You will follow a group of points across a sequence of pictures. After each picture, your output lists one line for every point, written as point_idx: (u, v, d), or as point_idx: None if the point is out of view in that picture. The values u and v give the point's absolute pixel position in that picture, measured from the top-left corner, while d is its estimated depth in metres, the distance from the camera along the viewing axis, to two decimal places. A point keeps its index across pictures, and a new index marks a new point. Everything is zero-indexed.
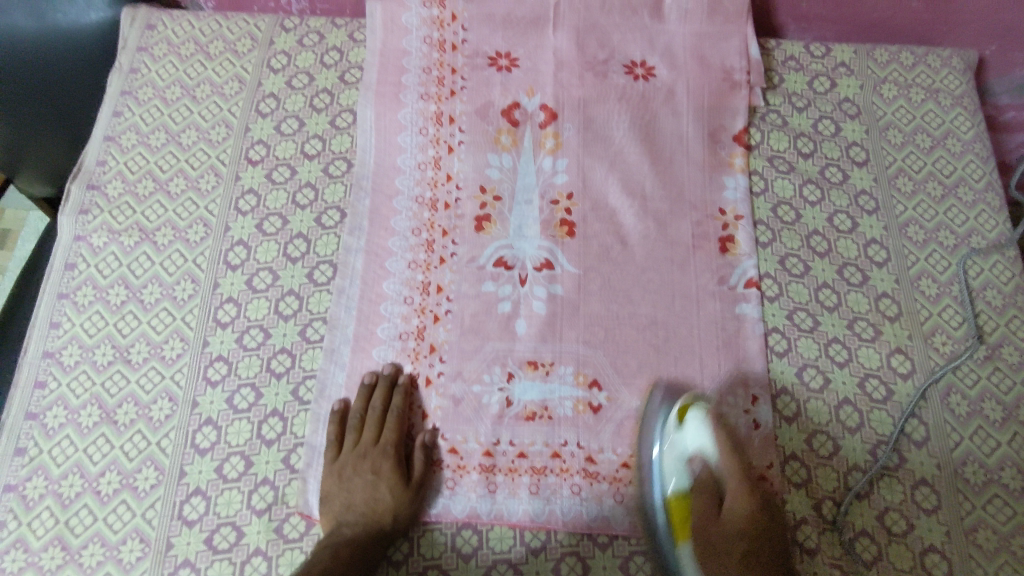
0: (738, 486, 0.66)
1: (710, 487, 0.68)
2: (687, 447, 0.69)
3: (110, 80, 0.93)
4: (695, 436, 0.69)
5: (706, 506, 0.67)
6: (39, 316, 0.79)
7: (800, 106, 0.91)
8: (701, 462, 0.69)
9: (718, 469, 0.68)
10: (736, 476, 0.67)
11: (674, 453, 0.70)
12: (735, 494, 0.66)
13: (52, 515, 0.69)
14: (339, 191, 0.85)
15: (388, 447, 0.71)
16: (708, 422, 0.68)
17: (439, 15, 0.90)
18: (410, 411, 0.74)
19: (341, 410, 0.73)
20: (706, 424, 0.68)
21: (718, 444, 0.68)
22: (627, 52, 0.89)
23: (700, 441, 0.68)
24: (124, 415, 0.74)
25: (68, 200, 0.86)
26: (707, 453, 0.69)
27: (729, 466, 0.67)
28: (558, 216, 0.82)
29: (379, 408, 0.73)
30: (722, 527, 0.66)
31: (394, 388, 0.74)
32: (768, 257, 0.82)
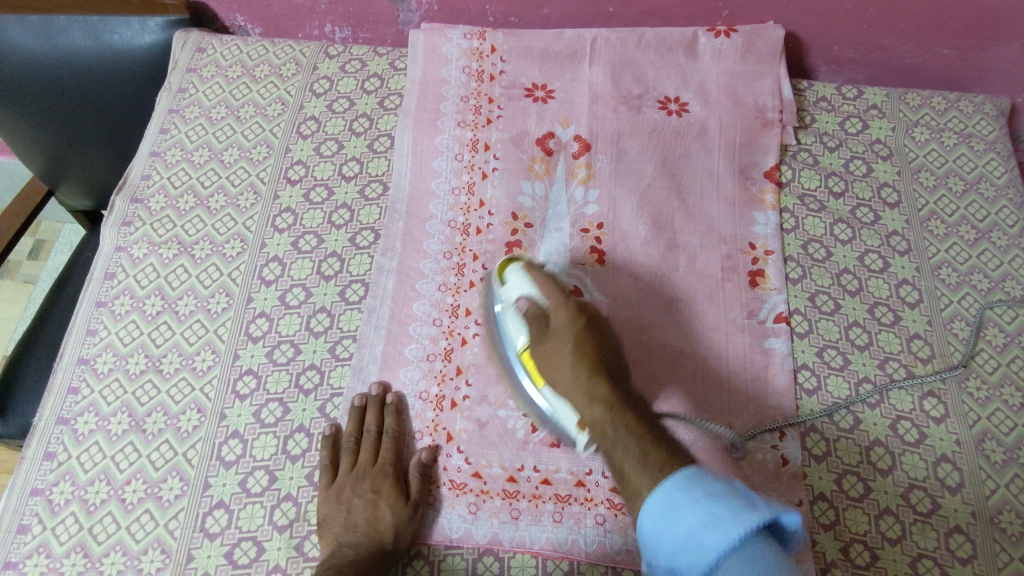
0: (567, 318, 0.65)
1: (544, 342, 0.65)
2: (513, 297, 0.70)
3: (158, 100, 0.96)
4: (514, 281, 0.70)
5: (549, 368, 0.64)
6: (78, 322, 0.81)
7: (832, 146, 0.92)
8: (530, 307, 0.67)
9: (553, 320, 0.66)
10: (563, 314, 0.65)
11: (510, 306, 0.70)
12: (566, 334, 0.64)
13: (76, 521, 0.70)
14: (374, 213, 0.87)
15: (386, 466, 0.71)
16: (526, 273, 0.69)
17: (480, 46, 0.93)
18: (406, 433, 0.74)
19: (332, 435, 0.73)
20: (525, 276, 0.69)
21: (542, 287, 0.67)
22: (662, 89, 0.91)
23: (523, 287, 0.69)
24: (153, 424, 0.74)
25: (112, 213, 0.88)
26: (532, 295, 0.68)
27: (557, 303, 0.66)
28: (588, 244, 0.83)
29: (373, 429, 0.73)
30: (562, 376, 0.63)
31: (385, 409, 0.74)
32: (798, 293, 0.82)
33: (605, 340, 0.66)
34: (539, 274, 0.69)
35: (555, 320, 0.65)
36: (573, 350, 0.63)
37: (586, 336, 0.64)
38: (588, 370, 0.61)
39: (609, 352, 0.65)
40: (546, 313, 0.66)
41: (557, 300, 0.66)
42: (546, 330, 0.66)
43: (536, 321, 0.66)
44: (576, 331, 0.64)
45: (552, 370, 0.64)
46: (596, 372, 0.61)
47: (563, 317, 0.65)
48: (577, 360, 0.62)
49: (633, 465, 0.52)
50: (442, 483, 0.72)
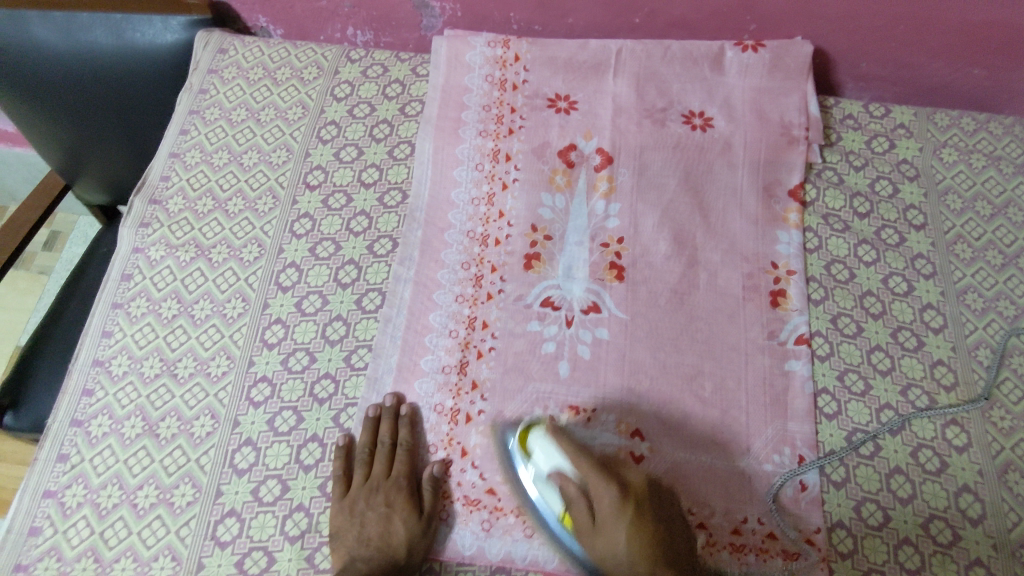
0: (612, 504, 0.62)
1: (586, 534, 0.62)
2: (541, 470, 0.67)
3: (178, 100, 0.96)
4: (542, 453, 0.67)
5: (590, 529, 0.62)
6: (94, 323, 0.81)
7: (858, 165, 0.90)
8: (562, 480, 0.65)
9: (593, 498, 0.63)
10: (608, 492, 0.62)
11: (534, 471, 0.68)
12: (606, 498, 0.62)
13: (88, 525, 0.70)
14: (392, 221, 0.86)
15: (400, 479, 0.71)
16: (544, 439, 0.67)
17: (503, 55, 0.92)
18: (420, 446, 0.73)
19: (346, 446, 0.73)
20: (545, 446, 0.67)
21: (572, 459, 0.65)
22: (686, 103, 0.90)
23: (548, 460, 0.66)
24: (166, 429, 0.74)
25: (130, 213, 0.88)
26: (560, 466, 0.65)
27: (580, 462, 0.64)
28: (608, 259, 0.82)
29: (388, 442, 0.72)
30: (608, 549, 0.61)
31: (400, 421, 0.74)
32: (820, 314, 0.81)
33: (652, 498, 0.64)
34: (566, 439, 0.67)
35: (594, 498, 0.63)
36: (617, 513, 0.61)
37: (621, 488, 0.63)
38: (637, 531, 0.60)
39: (656, 505, 0.64)
40: (578, 504, 0.64)
41: (579, 456, 0.64)
42: (586, 512, 0.63)
43: (574, 502, 0.64)
44: (614, 485, 0.62)
45: (594, 537, 0.62)
46: (650, 546, 0.60)
47: (591, 469, 0.63)
48: (627, 524, 0.61)
49: None
50: (454, 498, 0.71)
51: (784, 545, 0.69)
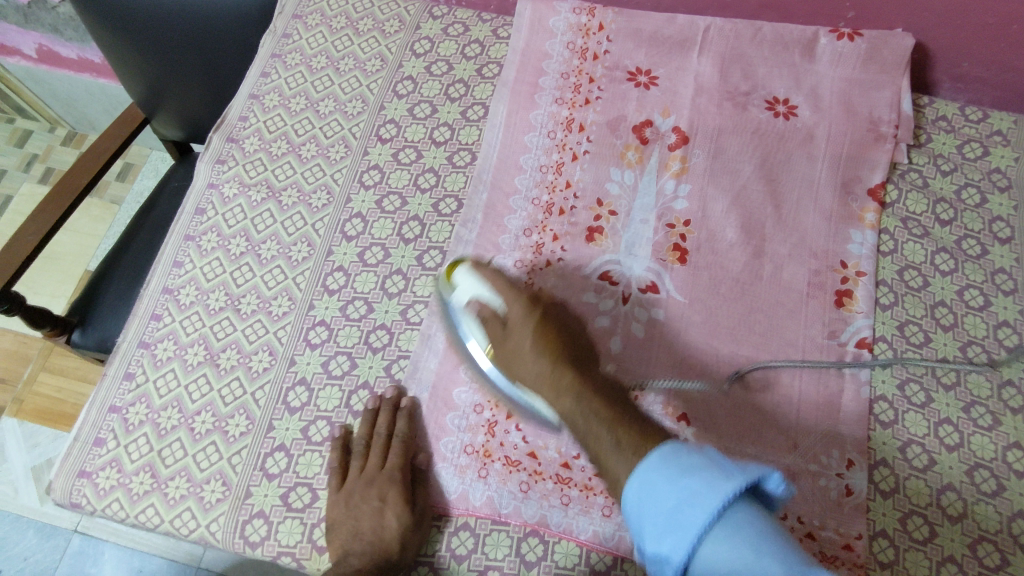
0: (521, 312, 0.64)
1: (506, 338, 0.64)
2: (467, 297, 0.70)
3: (263, 41, 0.98)
4: (465, 286, 0.70)
5: (510, 359, 0.64)
6: (166, 253, 0.84)
7: (946, 170, 0.86)
8: (481, 306, 0.68)
9: (506, 313, 0.66)
10: (516, 308, 0.64)
11: (467, 314, 0.70)
12: (523, 326, 0.63)
13: (147, 442, 0.73)
14: (459, 181, 0.87)
15: (394, 472, 0.69)
16: (472, 270, 0.70)
17: (587, 24, 0.92)
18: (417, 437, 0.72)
19: (343, 437, 0.72)
20: (472, 275, 0.70)
21: (489, 284, 0.68)
22: (771, 88, 0.87)
23: (472, 288, 0.69)
24: (226, 360, 0.77)
25: (208, 149, 0.91)
26: (483, 297, 0.68)
27: (510, 299, 0.66)
28: (672, 241, 0.80)
29: (384, 433, 0.71)
30: (525, 367, 0.62)
31: (397, 413, 0.72)
32: (886, 319, 0.78)
33: (559, 312, 0.66)
34: (485, 270, 0.70)
35: (510, 319, 0.65)
36: (534, 340, 0.62)
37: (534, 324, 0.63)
38: (550, 349, 0.61)
39: (558, 321, 0.64)
40: (501, 321, 0.66)
41: (508, 297, 0.66)
42: (504, 332, 0.65)
43: (490, 319, 0.66)
44: (529, 318, 0.63)
45: (512, 363, 0.64)
46: (552, 344, 0.61)
47: (510, 293, 0.66)
48: (536, 348, 0.61)
49: (608, 451, 0.51)
50: (495, 458, 0.69)
51: (823, 547, 0.67)
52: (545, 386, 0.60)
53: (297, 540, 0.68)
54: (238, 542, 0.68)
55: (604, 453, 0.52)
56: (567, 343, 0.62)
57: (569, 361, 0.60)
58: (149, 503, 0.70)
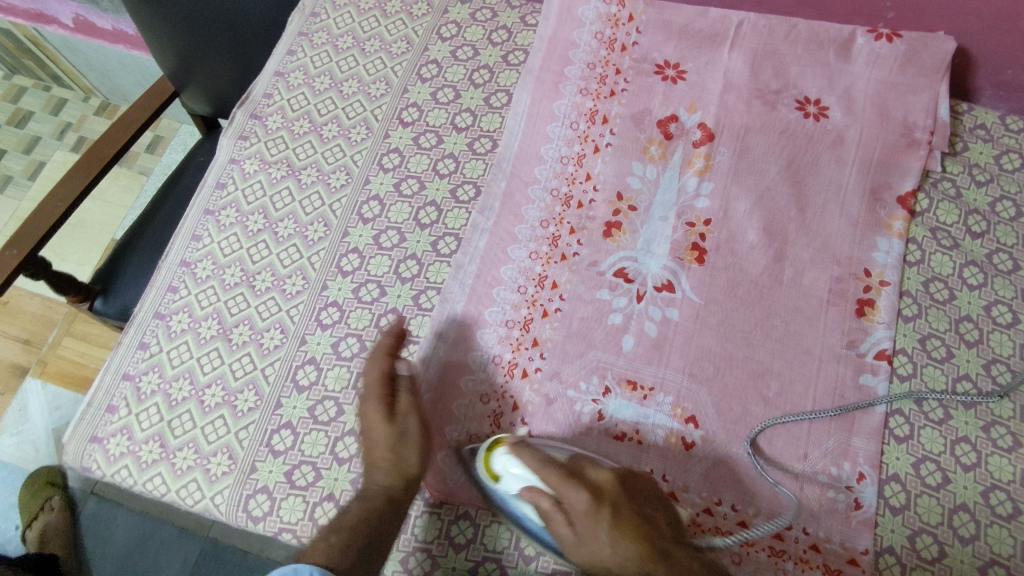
0: (587, 510, 0.60)
1: (577, 537, 0.60)
2: (509, 485, 0.63)
3: (290, 19, 0.98)
4: (508, 472, 0.63)
5: (587, 554, 0.60)
6: (186, 226, 0.85)
7: (981, 180, 0.83)
8: (533, 496, 0.61)
9: (570, 513, 0.60)
10: (584, 500, 0.60)
11: (504, 492, 0.64)
12: (595, 522, 0.60)
13: (158, 412, 0.74)
14: (478, 168, 0.86)
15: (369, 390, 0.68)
16: (516, 456, 0.63)
17: (617, 13, 0.90)
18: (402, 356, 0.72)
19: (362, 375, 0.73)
20: (515, 460, 0.63)
21: (540, 476, 0.61)
22: (803, 88, 0.85)
23: (519, 477, 0.63)
24: (239, 335, 0.77)
25: (232, 125, 0.91)
26: (533, 485, 0.62)
27: (567, 490, 0.60)
28: (690, 240, 0.79)
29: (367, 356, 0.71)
30: (611, 565, 0.60)
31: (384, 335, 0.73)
32: (908, 332, 0.76)
33: (627, 494, 0.62)
34: (530, 458, 0.62)
35: (572, 507, 0.60)
36: (612, 530, 0.59)
37: (605, 509, 0.60)
38: (636, 542, 0.59)
39: (633, 505, 0.61)
40: (552, 512, 0.61)
41: (562, 479, 0.61)
42: (570, 524, 0.60)
43: (550, 516, 0.61)
44: (596, 508, 0.60)
45: (586, 553, 0.60)
46: (633, 534, 0.60)
47: (575, 493, 0.60)
48: (616, 530, 0.60)
49: None
50: None
51: (825, 559, 0.65)
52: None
53: (298, 517, 0.68)
54: (241, 516, 0.69)
55: None
56: (640, 516, 0.61)
57: (655, 547, 0.59)
58: (157, 472, 0.71)
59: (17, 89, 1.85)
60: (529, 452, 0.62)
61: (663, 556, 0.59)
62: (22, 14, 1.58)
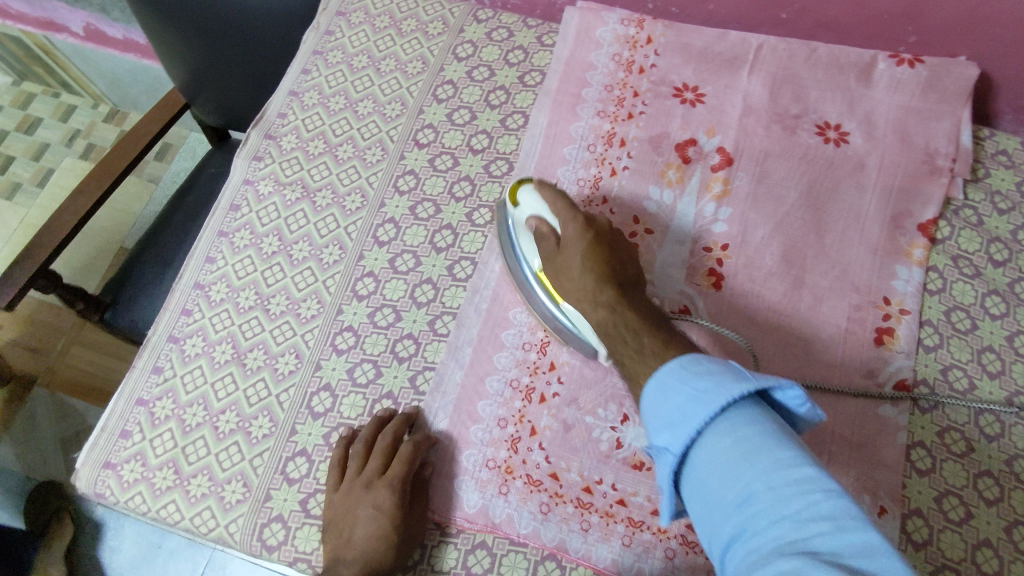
0: (576, 231, 0.68)
1: (558, 255, 0.68)
2: (526, 214, 0.73)
3: (306, 38, 0.98)
4: (527, 202, 0.73)
5: (558, 275, 0.68)
6: (200, 248, 0.84)
7: (1003, 208, 0.82)
8: (539, 223, 0.71)
9: (561, 232, 0.69)
10: (573, 224, 0.68)
11: (520, 226, 0.74)
12: (576, 244, 0.67)
13: (172, 438, 0.74)
14: (495, 191, 0.85)
15: (393, 481, 0.66)
16: (538, 190, 0.73)
17: (635, 35, 0.90)
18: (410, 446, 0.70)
19: (348, 437, 0.71)
20: (537, 196, 0.72)
21: (551, 206, 0.71)
22: (823, 113, 0.84)
23: (534, 207, 0.72)
24: (253, 360, 0.77)
25: (246, 144, 0.91)
26: (540, 215, 0.71)
27: (566, 217, 0.69)
28: (708, 265, 0.78)
29: (388, 441, 0.69)
30: (569, 286, 0.66)
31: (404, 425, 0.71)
32: (930, 362, 0.75)
33: (614, 240, 0.69)
34: (548, 191, 0.72)
35: (564, 236, 0.69)
36: (588, 252, 0.66)
37: (590, 238, 0.67)
38: (599, 266, 0.65)
39: (613, 246, 0.68)
40: (551, 235, 0.70)
41: (566, 211, 0.69)
42: (556, 248, 0.69)
43: (544, 239, 0.70)
44: (580, 236, 0.67)
45: (557, 277, 0.68)
46: (600, 273, 0.64)
47: (574, 219, 0.68)
48: (588, 258, 0.65)
49: (636, 355, 0.55)
50: (517, 476, 0.68)
51: None
52: (584, 288, 0.64)
53: (313, 547, 0.68)
54: (255, 544, 0.68)
55: (630, 359, 0.56)
56: (613, 262, 0.66)
57: (621, 285, 0.64)
58: (170, 499, 0.71)
59: (26, 95, 1.85)
60: (551, 186, 0.72)
61: (616, 287, 0.63)
62: (32, 22, 1.57)
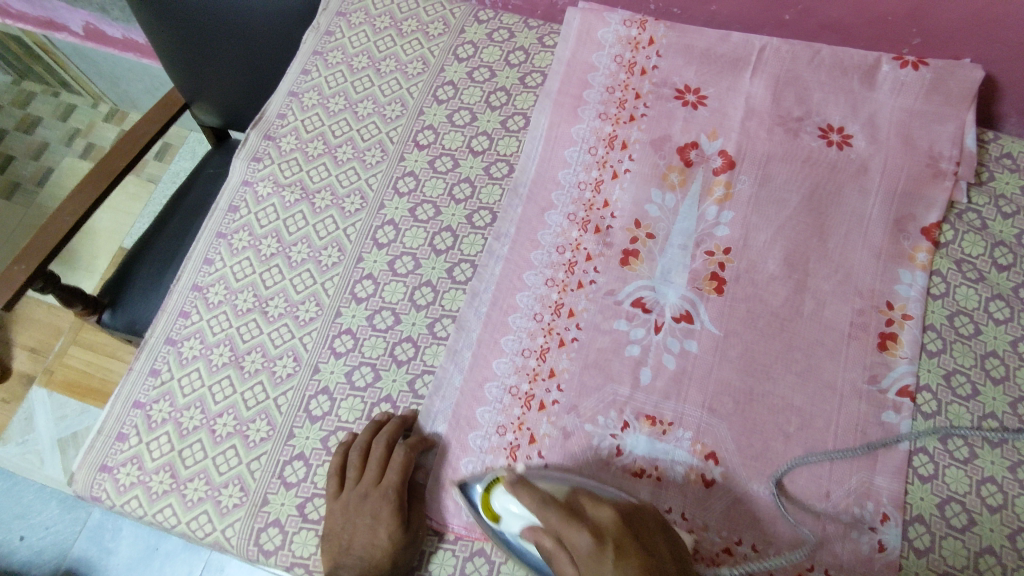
0: (588, 548, 0.54)
1: (584, 571, 0.53)
2: (512, 519, 0.61)
3: (306, 38, 0.97)
4: (507, 509, 0.61)
5: None
6: (197, 250, 0.84)
7: (1008, 212, 0.82)
8: (535, 534, 0.58)
9: (554, 531, 0.57)
10: (579, 532, 0.55)
11: (507, 515, 0.62)
12: (598, 568, 0.52)
13: (169, 441, 0.73)
14: (495, 193, 0.85)
15: (389, 490, 0.66)
16: (507, 488, 0.61)
17: (637, 37, 0.89)
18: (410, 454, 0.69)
19: (347, 443, 0.70)
20: (512, 495, 0.60)
21: (539, 512, 0.58)
22: (826, 116, 0.83)
23: (523, 513, 0.60)
24: (251, 362, 0.76)
25: (245, 146, 0.90)
26: (533, 523, 0.59)
27: (570, 530, 0.55)
28: (710, 269, 0.77)
29: (384, 450, 0.68)
30: None
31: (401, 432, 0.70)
32: (932, 367, 0.74)
33: (631, 531, 0.56)
34: (523, 489, 0.60)
35: (572, 545, 0.55)
36: (619, 563, 0.52)
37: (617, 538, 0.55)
38: None
39: (638, 542, 0.55)
40: (560, 558, 0.56)
41: (563, 517, 0.56)
42: (570, 560, 0.55)
43: (552, 557, 0.56)
44: (602, 535, 0.55)
45: None
46: None
47: (581, 534, 0.55)
48: (625, 567, 0.52)
49: None
50: None
51: None
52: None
53: (311, 552, 0.67)
54: (252, 550, 0.68)
55: None
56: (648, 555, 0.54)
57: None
58: (167, 503, 0.70)
59: (25, 94, 1.84)
60: (529, 485, 0.60)
61: None
62: (31, 21, 1.57)
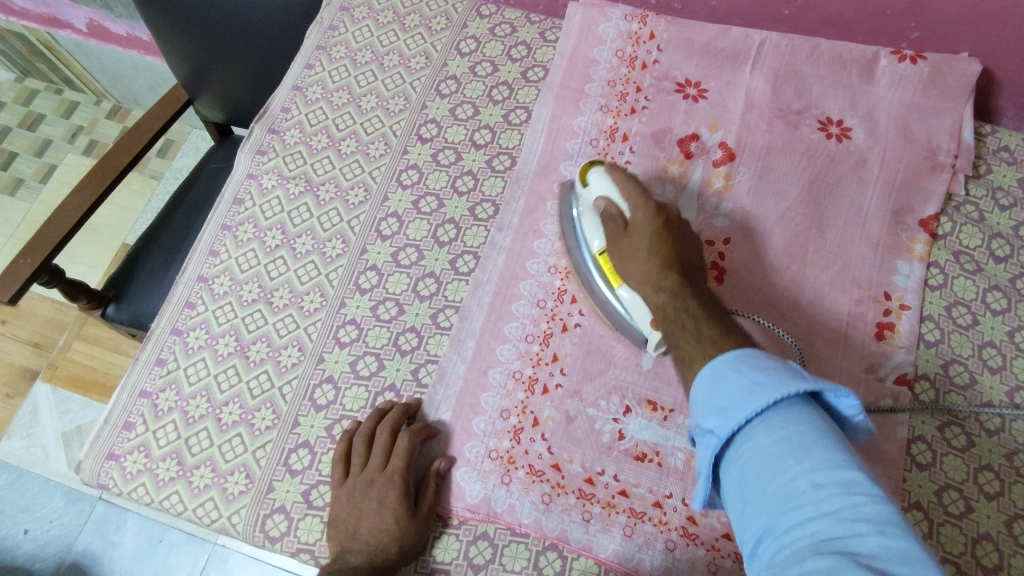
0: (644, 216, 0.66)
1: (625, 240, 0.67)
2: (594, 192, 0.72)
3: (309, 33, 0.98)
4: (598, 183, 0.71)
5: (625, 266, 0.66)
6: (203, 242, 0.84)
7: (1005, 205, 0.82)
8: (609, 205, 0.69)
9: (631, 215, 0.68)
10: (645, 207, 0.67)
11: (587, 208, 0.73)
12: (643, 238, 0.65)
13: (175, 429, 0.74)
14: (498, 185, 0.86)
15: (394, 475, 0.66)
16: (607, 172, 0.71)
17: (638, 32, 0.90)
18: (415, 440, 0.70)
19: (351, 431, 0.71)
20: (608, 176, 0.71)
21: (623, 190, 0.69)
22: (825, 109, 0.84)
23: (605, 188, 0.71)
24: (256, 352, 0.77)
25: (249, 139, 0.91)
26: (611, 198, 0.70)
27: (636, 202, 0.68)
28: (710, 259, 0.78)
29: (388, 437, 0.69)
30: (634, 271, 0.65)
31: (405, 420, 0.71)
32: (930, 356, 0.75)
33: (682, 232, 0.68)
34: (620, 175, 0.70)
35: (631, 223, 0.67)
36: (650, 243, 0.65)
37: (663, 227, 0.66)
38: (662, 261, 0.63)
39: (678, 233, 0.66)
40: (620, 219, 0.69)
41: (637, 197, 0.68)
42: (623, 231, 0.68)
43: (614, 220, 0.69)
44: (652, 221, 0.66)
45: (624, 267, 0.66)
46: (664, 253, 0.64)
47: (641, 208, 0.67)
48: (652, 248, 0.64)
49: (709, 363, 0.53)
50: (519, 466, 0.68)
51: None
52: (647, 281, 0.63)
53: (316, 538, 0.68)
54: (258, 536, 0.69)
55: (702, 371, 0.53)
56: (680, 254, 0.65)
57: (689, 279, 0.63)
58: (173, 490, 0.71)
59: (29, 92, 1.86)
60: (623, 171, 0.71)
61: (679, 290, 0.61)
62: (35, 19, 1.58)
